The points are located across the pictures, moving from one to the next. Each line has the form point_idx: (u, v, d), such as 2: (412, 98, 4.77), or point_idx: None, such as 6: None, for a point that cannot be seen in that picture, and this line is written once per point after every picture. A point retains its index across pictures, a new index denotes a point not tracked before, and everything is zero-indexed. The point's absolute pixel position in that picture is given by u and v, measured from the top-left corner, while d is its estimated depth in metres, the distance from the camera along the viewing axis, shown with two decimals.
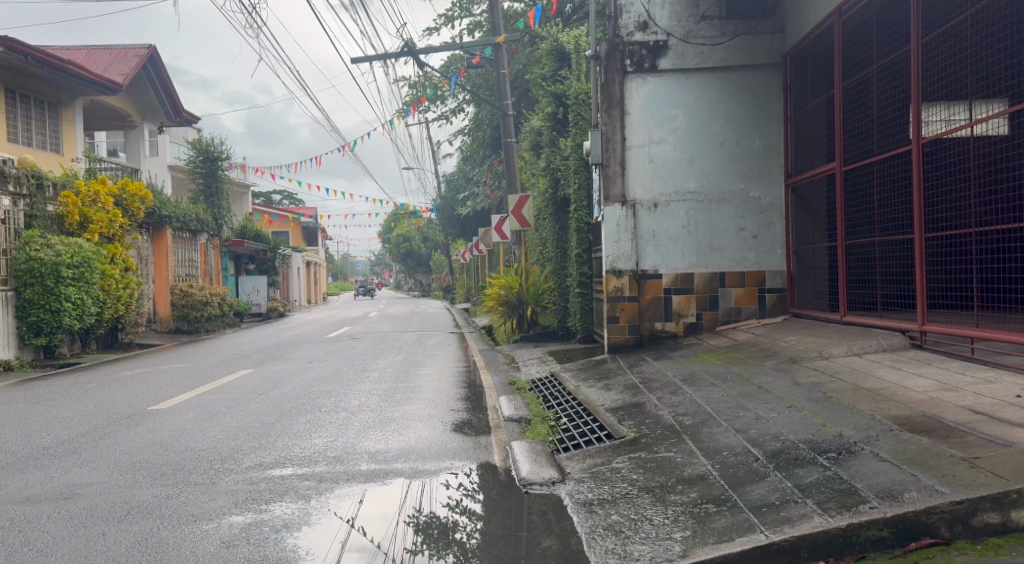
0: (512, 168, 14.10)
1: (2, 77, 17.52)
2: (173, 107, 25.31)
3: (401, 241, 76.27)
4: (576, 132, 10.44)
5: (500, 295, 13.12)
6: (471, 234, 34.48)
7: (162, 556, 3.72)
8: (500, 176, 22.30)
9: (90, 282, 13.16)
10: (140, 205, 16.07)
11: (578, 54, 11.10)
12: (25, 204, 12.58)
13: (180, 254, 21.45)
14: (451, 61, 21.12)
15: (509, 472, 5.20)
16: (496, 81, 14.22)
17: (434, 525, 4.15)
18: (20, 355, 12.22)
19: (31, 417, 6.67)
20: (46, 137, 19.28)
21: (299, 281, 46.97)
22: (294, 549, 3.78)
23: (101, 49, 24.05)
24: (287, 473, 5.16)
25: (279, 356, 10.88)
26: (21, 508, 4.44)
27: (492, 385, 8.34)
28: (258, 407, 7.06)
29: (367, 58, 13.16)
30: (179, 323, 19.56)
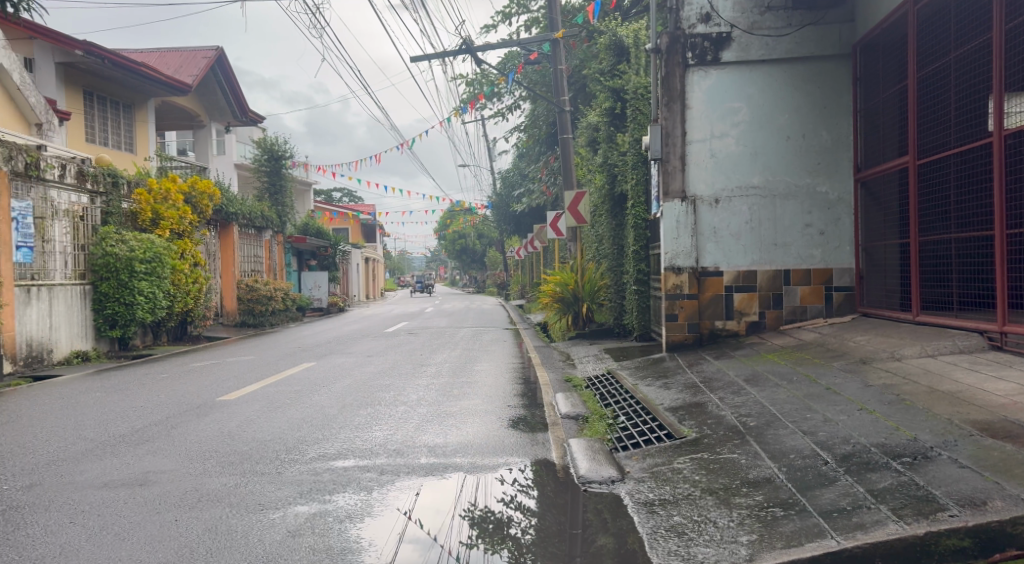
0: (568, 164, 13.97)
1: (80, 80, 18.39)
2: (239, 106, 26.06)
3: (456, 239, 77.13)
4: (635, 127, 10.28)
5: (556, 291, 13.08)
6: (526, 231, 34.47)
7: (231, 544, 3.85)
8: (556, 172, 22.24)
9: (162, 277, 13.50)
10: (209, 203, 16.49)
11: (638, 47, 10.94)
12: (102, 202, 13.13)
13: (246, 250, 22.15)
14: (507, 57, 21.10)
15: (568, 469, 5.17)
16: (554, 76, 14.12)
17: (489, 519, 4.16)
18: (97, 346, 12.79)
19: (108, 405, 6.95)
20: (121, 137, 20.08)
21: (359, 277, 48.16)
22: (357, 540, 3.86)
23: (171, 51, 24.97)
24: (349, 465, 5.27)
25: (341, 349, 11.10)
26: (100, 493, 4.66)
27: (548, 381, 8.30)
28: (320, 399, 7.20)
29: (427, 56, 13.30)
30: (245, 317, 20.20)
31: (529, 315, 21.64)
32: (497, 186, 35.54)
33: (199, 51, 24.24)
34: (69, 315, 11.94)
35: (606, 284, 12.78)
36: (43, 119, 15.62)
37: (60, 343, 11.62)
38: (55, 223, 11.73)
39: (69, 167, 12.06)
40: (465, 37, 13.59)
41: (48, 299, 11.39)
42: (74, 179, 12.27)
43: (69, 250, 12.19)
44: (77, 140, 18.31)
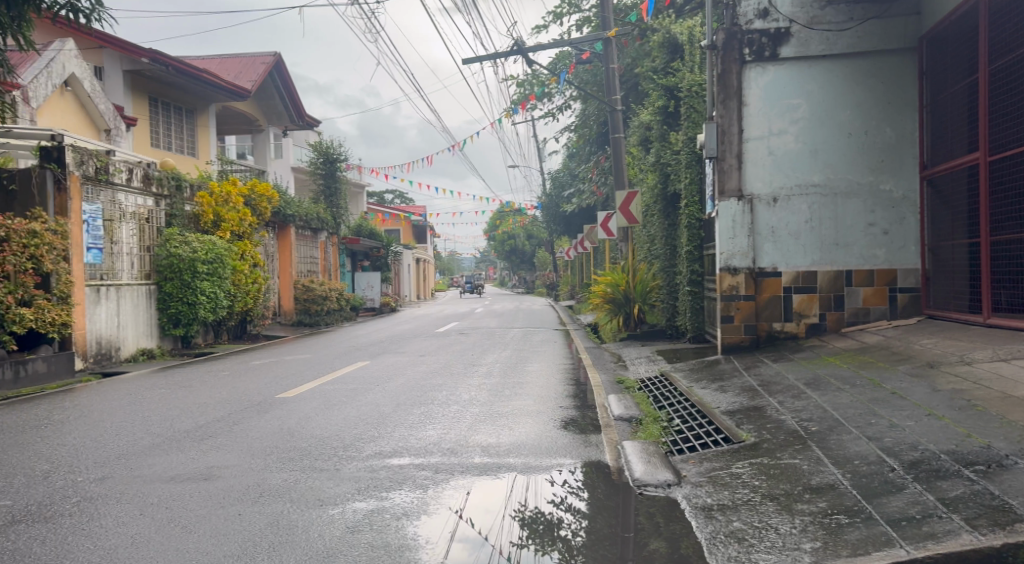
0: (620, 164, 13.87)
1: (145, 86, 19.07)
2: (296, 110, 26.65)
3: (505, 240, 77.23)
4: (689, 125, 10.14)
5: (606, 292, 12.99)
6: (576, 232, 34.27)
7: (292, 538, 3.92)
8: (606, 172, 22.12)
9: (224, 277, 13.83)
10: (268, 205, 16.92)
11: (693, 45, 10.82)
12: (166, 205, 13.56)
13: (302, 251, 22.63)
14: (558, 58, 21.08)
15: (622, 472, 5.12)
16: (606, 76, 14.03)
17: (539, 520, 4.15)
18: (162, 344, 13.23)
19: (172, 402, 7.17)
20: (183, 141, 20.73)
21: (410, 278, 48.76)
22: (415, 537, 3.90)
23: (230, 57, 25.69)
24: (405, 462, 5.34)
25: (393, 349, 11.24)
26: (168, 487, 4.82)
27: (600, 383, 8.24)
28: (374, 397, 7.30)
29: (479, 58, 13.36)
30: (302, 316, 20.67)
31: (580, 316, 21.55)
32: (547, 186, 35.49)
33: (258, 57, 24.94)
34: (136, 314, 12.37)
35: (658, 284, 12.60)
36: (111, 124, 16.31)
37: (127, 341, 12.06)
38: (122, 225, 12.18)
39: (135, 171, 12.47)
40: (516, 38, 13.62)
41: (116, 299, 11.83)
42: (140, 183, 12.71)
43: (135, 251, 12.64)
44: (143, 145, 18.98)
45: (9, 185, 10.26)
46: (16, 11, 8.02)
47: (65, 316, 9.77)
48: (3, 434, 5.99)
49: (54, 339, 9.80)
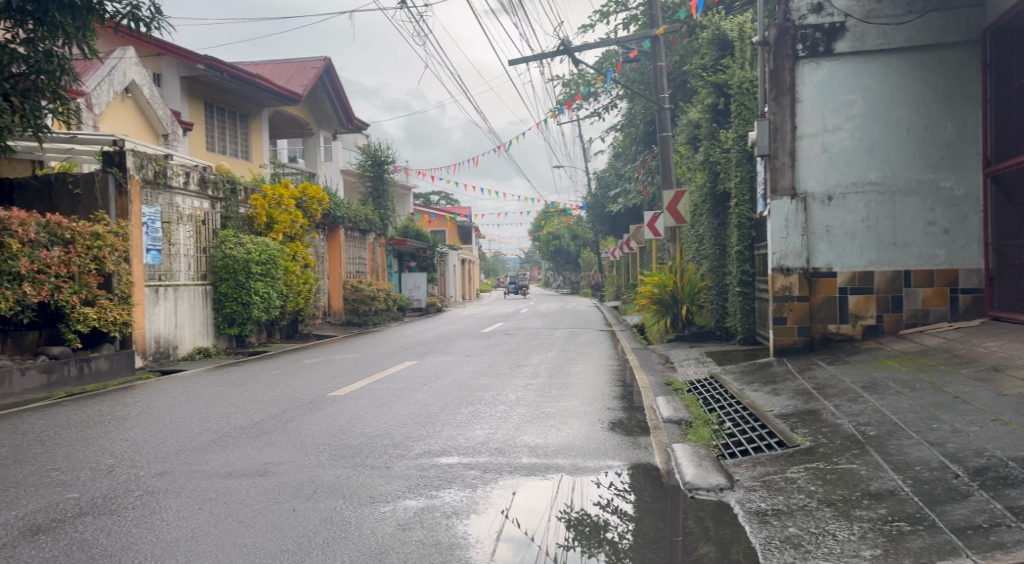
0: (668, 163, 13.73)
1: (200, 91, 19.59)
2: (343, 112, 27.14)
3: (549, 241, 77.04)
4: (740, 122, 9.96)
5: (654, 293, 12.90)
6: (622, 232, 33.99)
7: (346, 534, 3.99)
8: (653, 171, 21.97)
9: (276, 278, 14.15)
10: (318, 208, 17.22)
11: (744, 41, 10.53)
12: (222, 207, 13.93)
13: (351, 252, 23.01)
14: (605, 57, 20.98)
15: (673, 475, 5.06)
16: (654, 74, 13.89)
17: (585, 522, 4.13)
18: (217, 343, 13.61)
19: (228, 399, 7.35)
20: (238, 146, 21.28)
21: (456, 279, 49.14)
22: (465, 537, 3.92)
23: (280, 62, 26.25)
24: (454, 461, 5.38)
25: (440, 348, 11.32)
26: (225, 482, 4.95)
27: (648, 384, 8.17)
28: (422, 397, 7.37)
29: (525, 59, 13.37)
30: (350, 316, 21.04)
31: (627, 316, 21.42)
32: (593, 186, 35.34)
33: (308, 62, 25.43)
34: (192, 314, 12.76)
35: (707, 285, 12.51)
36: (168, 129, 16.77)
37: (184, 340, 12.44)
38: (179, 227, 12.56)
39: (192, 175, 12.82)
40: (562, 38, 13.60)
41: (174, 299, 12.21)
42: (197, 187, 13.07)
43: (192, 253, 13.01)
44: (199, 150, 19.54)
45: (74, 189, 10.64)
46: (81, 21, 8.49)
47: (127, 316, 10.13)
48: (69, 429, 6.24)
49: (114, 338, 10.16)
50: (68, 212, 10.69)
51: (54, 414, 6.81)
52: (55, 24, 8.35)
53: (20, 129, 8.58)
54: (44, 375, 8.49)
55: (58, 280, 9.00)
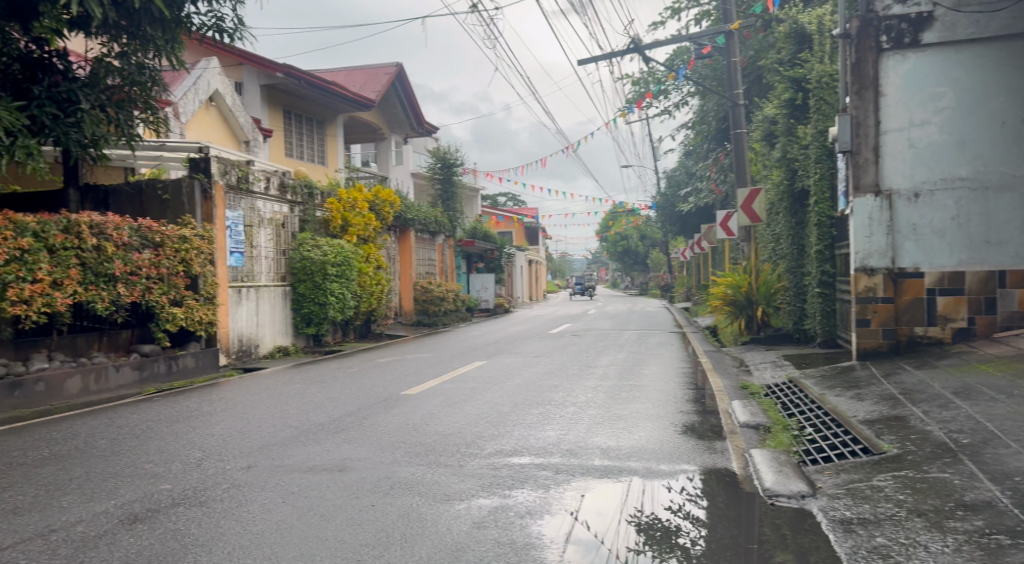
0: (743, 162, 13.44)
1: (281, 99, 20.35)
2: (415, 116, 27.65)
3: (616, 242, 76.31)
4: (819, 118, 9.64)
5: (726, 294, 12.71)
6: (694, 231, 33.36)
7: (423, 531, 4.06)
8: (726, 169, 21.61)
9: (350, 279, 14.40)
10: (391, 210, 17.57)
11: (822, 34, 10.18)
12: (300, 211, 14.44)
13: (421, 253, 23.43)
14: (675, 53, 20.69)
15: (752, 481, 4.94)
16: (727, 70, 13.63)
17: (656, 527, 4.08)
18: (296, 342, 14.07)
19: (309, 396, 7.62)
20: (314, 151, 22.00)
21: (523, 280, 49.39)
22: (539, 537, 3.95)
23: (352, 69, 26.98)
24: (525, 462, 5.41)
25: (508, 349, 11.38)
26: (307, 476, 5.12)
27: (722, 388, 8.01)
28: (492, 397, 7.43)
29: (595, 58, 13.29)
30: (420, 316, 21.45)
31: (699, 318, 21.02)
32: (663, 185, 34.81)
33: (381, 68, 26.09)
34: (273, 314, 13.24)
35: (783, 285, 12.25)
36: (250, 136, 17.42)
37: (265, 339, 12.94)
38: (260, 231, 13.08)
39: (272, 180, 13.38)
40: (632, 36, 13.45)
41: (256, 299, 12.69)
42: (277, 191, 13.57)
43: (272, 255, 13.50)
44: (278, 155, 20.29)
45: (163, 195, 11.17)
46: (170, 34, 8.94)
47: (211, 315, 10.62)
48: (160, 424, 6.57)
49: (200, 336, 10.67)
50: (158, 215, 11.25)
51: (148, 409, 7.20)
52: (147, 38, 8.85)
53: (115, 138, 9.25)
54: (136, 371, 8.98)
55: (149, 281, 9.50)
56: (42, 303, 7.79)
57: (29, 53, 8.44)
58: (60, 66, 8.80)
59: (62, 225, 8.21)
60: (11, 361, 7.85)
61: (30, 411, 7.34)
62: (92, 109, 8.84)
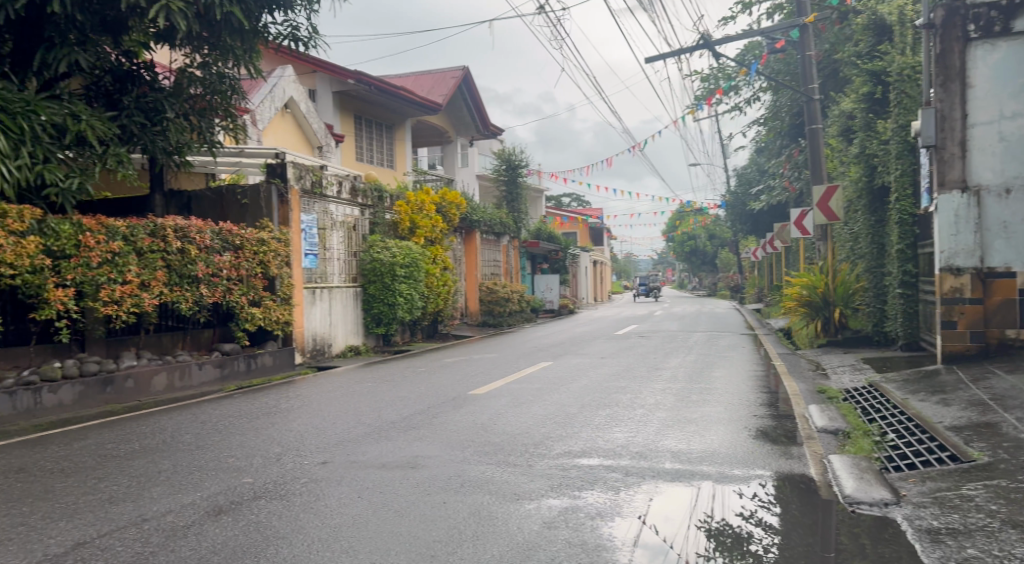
0: (819, 158, 13.03)
1: (352, 106, 20.92)
2: (481, 119, 27.90)
3: (682, 242, 74.93)
4: (900, 112, 9.28)
5: (801, 295, 12.35)
6: (766, 230, 32.41)
7: (495, 529, 4.10)
8: (800, 166, 21.00)
9: (418, 280, 14.70)
10: (457, 213, 17.79)
11: (904, 25, 9.81)
12: (370, 214, 14.79)
13: (487, 254, 23.63)
14: (747, 48, 20.31)
15: (830, 488, 4.79)
16: (802, 64, 13.25)
17: (726, 533, 4.00)
18: (366, 342, 14.42)
19: (381, 395, 7.79)
20: (384, 155, 22.49)
21: (588, 281, 49.22)
22: (610, 539, 3.93)
23: (419, 74, 27.48)
24: (595, 463, 5.39)
25: (574, 350, 11.36)
26: (380, 473, 5.25)
27: (797, 392, 7.79)
28: (560, 397, 7.44)
29: (663, 56, 13.13)
30: (486, 317, 21.69)
31: (771, 320, 20.44)
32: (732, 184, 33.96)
33: (447, 72, 26.45)
34: (344, 314, 13.61)
35: (862, 286, 11.84)
36: (323, 142, 17.97)
37: (338, 339, 13.33)
38: (333, 233, 13.45)
39: (344, 184, 13.70)
40: (703, 32, 13.24)
41: (328, 300, 13.08)
42: (348, 195, 13.93)
43: (344, 257, 13.85)
44: (350, 160, 20.85)
45: (243, 199, 11.61)
46: (249, 44, 9.21)
47: (287, 316, 10.99)
48: (241, 419, 6.84)
49: (277, 336, 11.08)
50: (237, 219, 11.70)
51: (229, 405, 7.51)
52: (227, 47, 9.11)
53: (197, 144, 9.64)
54: (217, 369, 9.36)
55: (230, 283, 9.91)
56: (131, 304, 8.26)
57: (119, 65, 8.93)
58: (146, 77, 9.25)
59: (149, 228, 8.63)
60: (102, 358, 8.33)
61: (120, 405, 7.78)
62: (177, 118, 9.30)
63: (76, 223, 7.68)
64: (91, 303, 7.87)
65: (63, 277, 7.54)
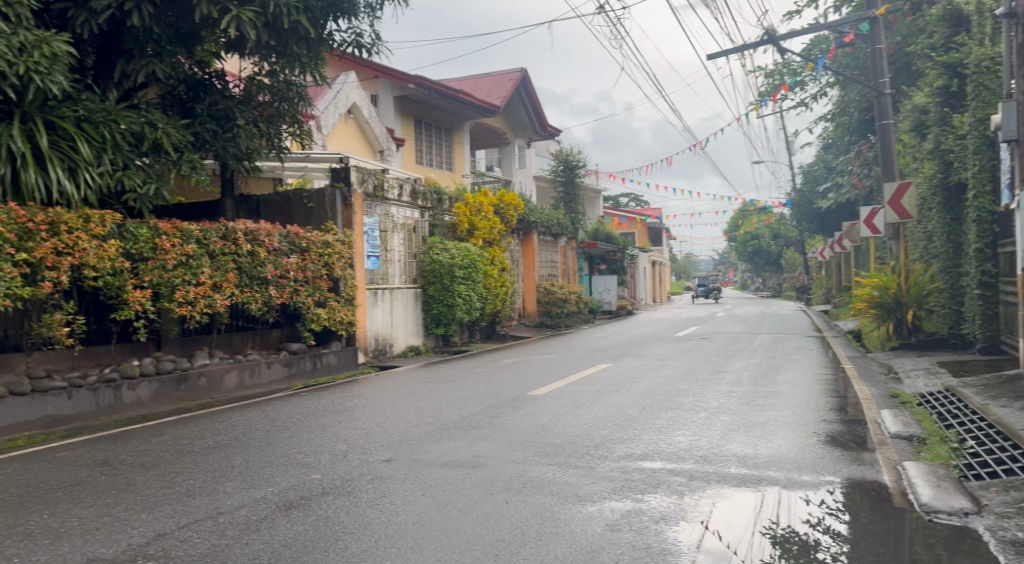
0: (890, 154, 12.57)
1: (414, 110, 21.27)
2: (540, 120, 27.91)
3: (747, 242, 73.01)
4: (979, 105, 8.88)
5: (872, 295, 11.98)
6: (834, 229, 31.35)
7: (557, 530, 4.11)
8: (869, 163, 20.30)
9: (476, 281, 14.81)
10: (515, 214, 17.83)
11: (982, 14, 9.39)
12: (430, 215, 14.99)
13: (544, 255, 23.63)
14: (813, 42, 19.77)
15: (905, 495, 4.62)
16: (873, 58, 12.81)
17: (793, 540, 3.90)
18: (426, 341, 14.62)
19: (443, 394, 7.89)
20: (443, 157, 22.76)
21: (646, 282, 48.68)
22: (675, 543, 3.88)
23: (477, 77, 27.72)
24: (658, 466, 5.33)
25: (634, 352, 11.25)
26: (443, 471, 5.31)
27: (868, 396, 7.54)
28: (620, 399, 7.38)
29: (725, 52, 12.86)
30: (543, 318, 21.75)
31: (839, 322, 19.77)
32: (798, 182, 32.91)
33: (506, 74, 26.59)
34: (405, 314, 13.84)
35: (937, 286, 11.38)
36: (386, 146, 18.29)
37: (398, 339, 13.55)
38: (394, 235, 13.68)
39: (405, 187, 13.92)
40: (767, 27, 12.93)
41: (390, 301, 13.32)
42: (409, 198, 14.15)
43: (404, 258, 14.08)
44: (410, 163, 21.20)
45: (309, 203, 11.90)
46: (315, 52, 9.43)
47: (351, 316, 11.24)
48: (308, 417, 7.03)
49: (341, 336, 11.36)
50: (303, 222, 12.01)
51: (296, 403, 7.72)
52: (293, 56, 9.39)
53: (267, 150, 9.98)
54: (285, 368, 9.65)
55: (297, 284, 10.20)
56: (204, 304, 8.59)
57: (192, 74, 9.36)
58: (218, 85, 9.65)
59: (221, 232, 8.92)
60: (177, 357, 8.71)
61: (194, 402, 8.11)
62: (247, 124, 9.65)
63: (153, 228, 8.03)
64: (167, 304, 8.22)
65: (141, 279, 7.90)
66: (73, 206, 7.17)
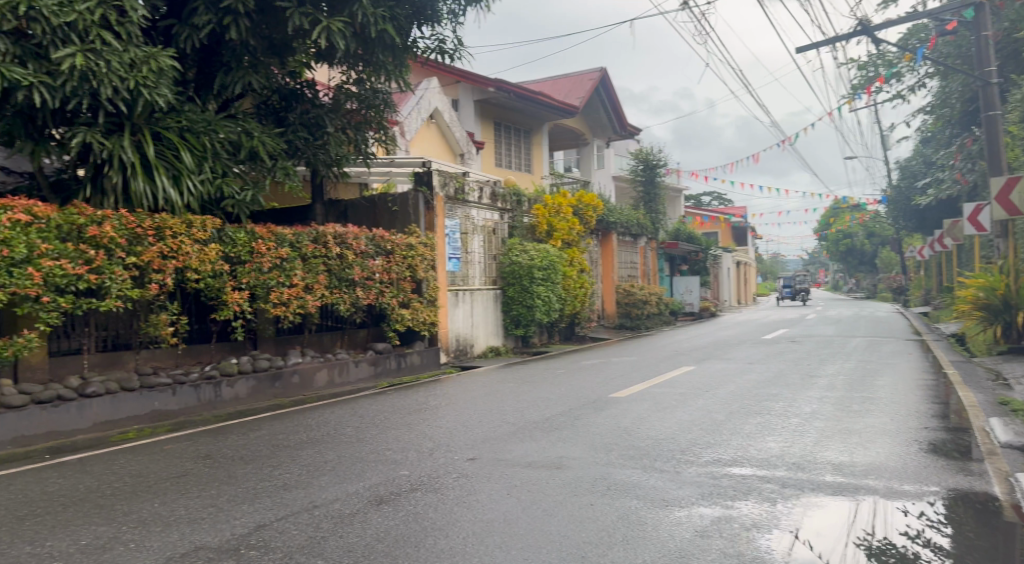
0: (998, 147, 11.83)
1: (494, 113, 21.50)
2: (619, 119, 27.70)
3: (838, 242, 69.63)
4: None
5: (976, 297, 11.35)
6: (935, 227, 29.55)
7: (645, 534, 4.07)
8: (974, 156, 19.18)
9: (555, 283, 14.80)
10: (594, 214, 17.65)
11: None
12: (509, 218, 15.10)
13: (623, 256, 23.38)
14: (910, 31, 18.86)
15: (1018, 508, 4.35)
16: (978, 46, 12.11)
17: (890, 552, 3.73)
18: (506, 342, 14.74)
19: (527, 395, 7.94)
20: (522, 159, 22.88)
21: (729, 282, 47.42)
22: (767, 551, 3.79)
23: (556, 78, 27.77)
24: (748, 473, 5.20)
25: (720, 355, 11.00)
26: (527, 471, 5.34)
27: (975, 403, 7.12)
28: (705, 403, 7.24)
29: (815, 45, 12.38)
30: (624, 319, 21.58)
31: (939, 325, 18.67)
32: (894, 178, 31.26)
33: (585, 74, 26.53)
34: (485, 315, 14.01)
35: None
36: (467, 148, 18.53)
37: (478, 340, 13.72)
38: (474, 237, 13.86)
39: (485, 190, 14.10)
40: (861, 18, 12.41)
41: (470, 302, 13.51)
42: (489, 200, 14.32)
43: (484, 260, 14.25)
44: (489, 165, 21.41)
45: (393, 207, 12.25)
46: (399, 59, 9.65)
47: (434, 316, 11.47)
48: (396, 415, 7.22)
49: (424, 336, 11.58)
50: (388, 225, 12.35)
51: (383, 401, 7.93)
52: (379, 63, 9.56)
53: (355, 157, 10.31)
54: (371, 367, 9.94)
55: (382, 285, 10.48)
56: (297, 305, 8.93)
57: (284, 85, 9.79)
58: (308, 94, 9.99)
59: (312, 236, 9.27)
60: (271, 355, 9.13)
61: (287, 399, 8.47)
62: (336, 131, 10.04)
63: (250, 231, 8.43)
64: (264, 304, 8.61)
65: (239, 280, 8.32)
66: (179, 212, 7.63)
